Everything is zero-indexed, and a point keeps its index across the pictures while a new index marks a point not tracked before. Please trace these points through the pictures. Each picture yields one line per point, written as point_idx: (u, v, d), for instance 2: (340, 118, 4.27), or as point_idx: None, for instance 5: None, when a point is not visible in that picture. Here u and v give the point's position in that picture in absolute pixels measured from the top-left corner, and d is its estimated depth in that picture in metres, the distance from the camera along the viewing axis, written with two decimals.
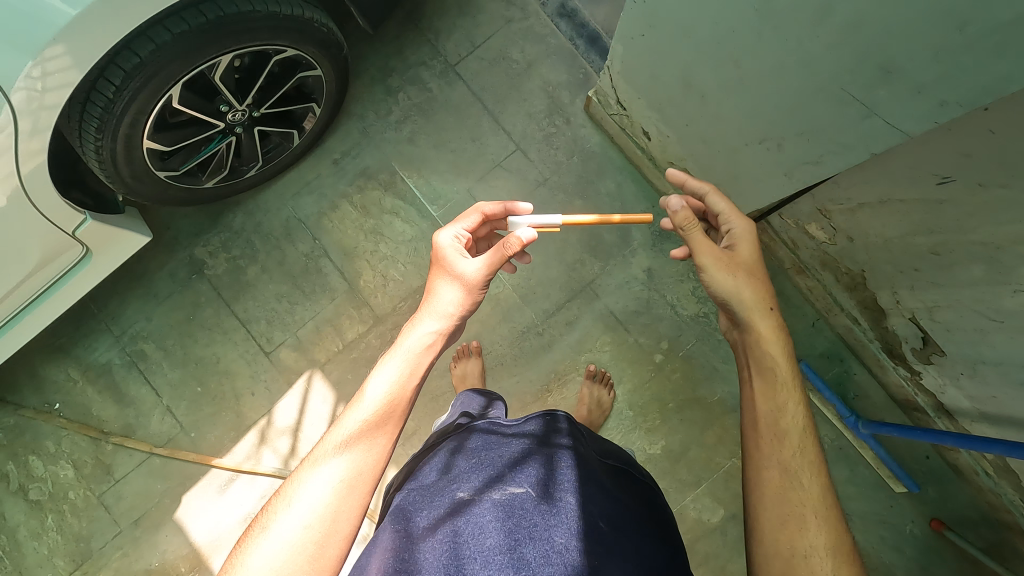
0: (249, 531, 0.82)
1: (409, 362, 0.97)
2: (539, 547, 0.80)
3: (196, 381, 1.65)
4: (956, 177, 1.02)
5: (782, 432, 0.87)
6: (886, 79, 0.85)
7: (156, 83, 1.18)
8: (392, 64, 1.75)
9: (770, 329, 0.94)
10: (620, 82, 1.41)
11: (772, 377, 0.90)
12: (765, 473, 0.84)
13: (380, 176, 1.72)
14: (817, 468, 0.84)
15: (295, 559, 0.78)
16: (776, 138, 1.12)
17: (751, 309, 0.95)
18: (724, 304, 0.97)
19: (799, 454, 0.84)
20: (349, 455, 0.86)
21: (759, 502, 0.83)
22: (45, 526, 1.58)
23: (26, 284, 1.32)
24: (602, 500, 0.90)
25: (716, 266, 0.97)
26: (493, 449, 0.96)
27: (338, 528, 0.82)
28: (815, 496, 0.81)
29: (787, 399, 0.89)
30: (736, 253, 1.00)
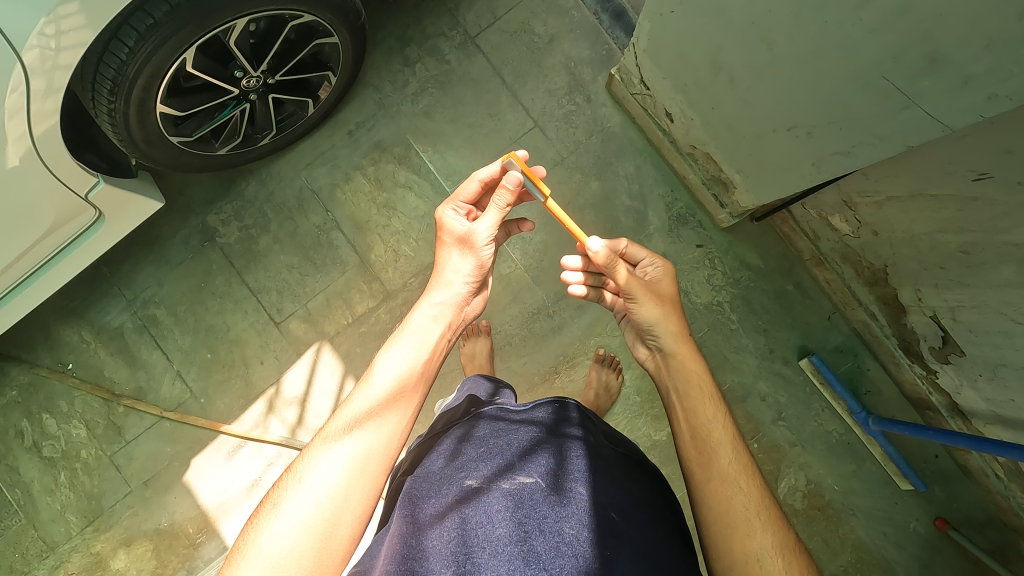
0: (261, 509, 0.85)
1: (418, 343, 1.02)
2: (550, 540, 0.80)
3: (206, 348, 1.66)
4: (995, 174, 0.97)
5: (716, 445, 0.94)
6: (931, 69, 0.80)
7: (170, 45, 1.15)
8: (411, 33, 1.71)
9: (692, 351, 1.05)
10: (646, 61, 1.37)
11: (700, 394, 0.99)
12: (708, 486, 0.91)
13: (394, 150, 1.69)
14: (751, 472, 0.92)
15: (308, 539, 0.81)
16: (807, 125, 1.08)
17: (674, 338, 1.06)
18: (649, 331, 1.08)
19: (734, 465, 0.92)
20: (365, 438, 0.90)
21: (705, 515, 0.89)
22: (58, 483, 1.61)
23: (41, 245, 1.32)
24: (613, 490, 0.89)
25: (646, 301, 1.08)
26: (503, 437, 0.97)
27: (349, 509, 0.85)
28: (758, 502, 0.89)
29: (713, 413, 0.97)
30: (658, 285, 1.12)
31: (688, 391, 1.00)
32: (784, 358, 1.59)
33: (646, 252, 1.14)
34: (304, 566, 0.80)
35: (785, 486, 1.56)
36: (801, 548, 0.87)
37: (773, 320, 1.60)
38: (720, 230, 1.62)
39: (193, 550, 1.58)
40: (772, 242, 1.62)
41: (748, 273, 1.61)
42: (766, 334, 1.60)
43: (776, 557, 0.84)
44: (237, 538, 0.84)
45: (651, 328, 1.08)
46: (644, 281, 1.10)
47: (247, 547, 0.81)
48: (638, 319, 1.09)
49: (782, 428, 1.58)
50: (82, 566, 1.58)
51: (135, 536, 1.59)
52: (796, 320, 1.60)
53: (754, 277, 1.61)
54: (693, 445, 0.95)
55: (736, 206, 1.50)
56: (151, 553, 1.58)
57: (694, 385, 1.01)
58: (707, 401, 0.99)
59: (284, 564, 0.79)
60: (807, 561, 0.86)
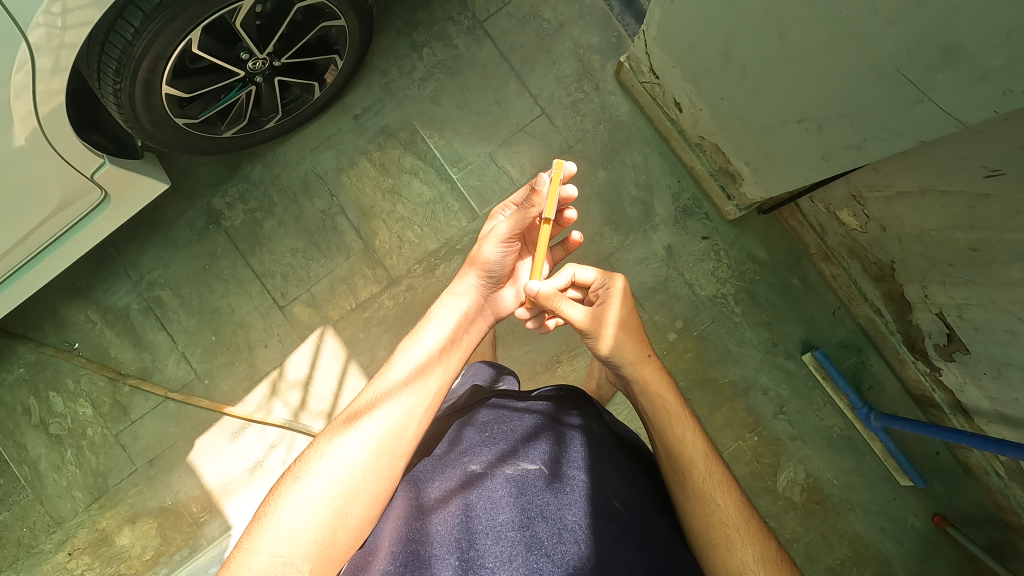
0: (281, 483, 0.87)
1: (445, 334, 1.05)
2: (552, 527, 0.81)
3: (211, 330, 1.67)
4: (1007, 171, 0.96)
5: (689, 462, 0.94)
6: (946, 63, 0.79)
7: (176, 26, 1.15)
8: (418, 17, 1.69)
9: (651, 371, 1.03)
10: (656, 49, 1.35)
11: (668, 416, 0.98)
12: (686, 504, 0.92)
13: (400, 135, 1.68)
14: (727, 487, 0.93)
15: (326, 513, 0.82)
16: (818, 118, 1.06)
17: (634, 364, 1.03)
18: (609, 364, 1.05)
19: (709, 482, 0.93)
20: (388, 419, 0.92)
21: (687, 532, 0.92)
22: (64, 460, 1.64)
23: (47, 225, 1.32)
24: (616, 479, 0.90)
25: (606, 336, 1.04)
26: (506, 423, 0.97)
27: (366, 488, 0.86)
28: (736, 515, 0.91)
29: (683, 431, 0.96)
30: (607, 309, 1.07)
31: (656, 413, 0.99)
32: (788, 352, 1.59)
33: (608, 277, 1.11)
34: (320, 540, 0.81)
35: (784, 479, 1.56)
36: (783, 555, 0.90)
37: (777, 314, 1.59)
38: (727, 222, 1.61)
39: (196, 529, 1.60)
40: (779, 236, 1.61)
41: (754, 266, 1.60)
42: (770, 327, 1.59)
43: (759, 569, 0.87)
44: (258, 509, 0.85)
45: (608, 358, 1.04)
46: (587, 313, 1.07)
47: (267, 518, 0.83)
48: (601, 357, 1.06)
49: (783, 422, 1.58)
50: (88, 542, 1.61)
51: (139, 513, 1.61)
52: (800, 314, 1.59)
53: (759, 270, 1.60)
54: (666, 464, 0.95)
55: (743, 198, 1.49)
56: (155, 530, 1.61)
57: (660, 406, 0.99)
58: (675, 420, 0.97)
59: (301, 537, 0.80)
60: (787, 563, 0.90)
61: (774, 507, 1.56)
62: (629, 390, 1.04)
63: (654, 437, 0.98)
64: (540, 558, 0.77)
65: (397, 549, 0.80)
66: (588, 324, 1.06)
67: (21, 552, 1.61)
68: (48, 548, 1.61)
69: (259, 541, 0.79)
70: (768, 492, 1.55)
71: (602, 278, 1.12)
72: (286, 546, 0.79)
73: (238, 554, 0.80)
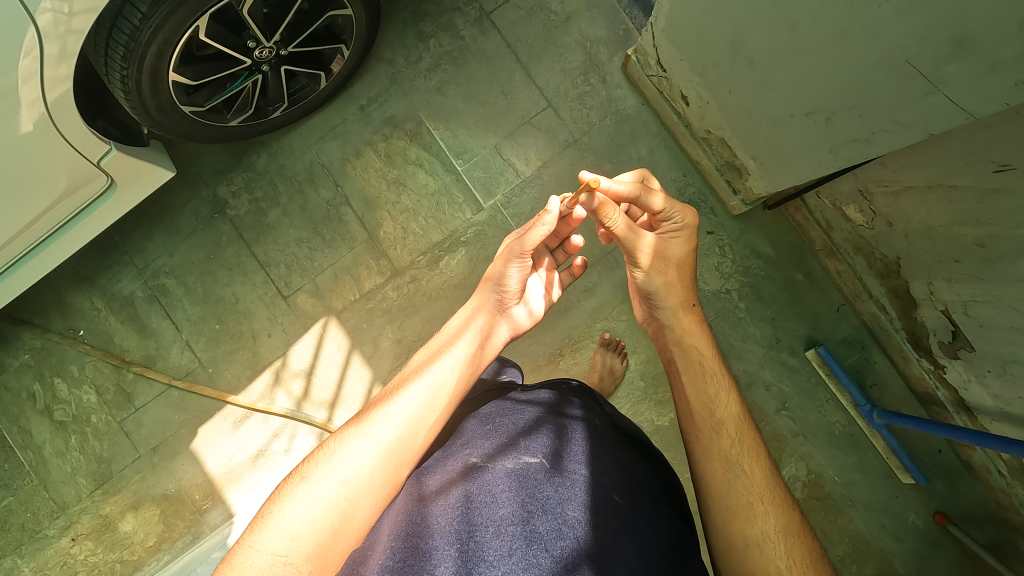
0: (286, 483, 0.85)
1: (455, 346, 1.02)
2: (552, 521, 0.81)
3: (214, 318, 1.67)
4: (1016, 166, 0.96)
5: (717, 423, 0.98)
6: (956, 55, 0.78)
7: (183, 12, 1.14)
8: (426, 8, 1.68)
9: (692, 321, 1.07)
10: (664, 42, 1.34)
11: (703, 375, 1.02)
12: (708, 466, 0.95)
13: (406, 126, 1.68)
14: (753, 452, 0.96)
15: (329, 515, 0.81)
16: (826, 111, 1.06)
17: (676, 310, 1.07)
18: (651, 298, 1.08)
19: (735, 444, 0.96)
20: (397, 424, 0.90)
21: (707, 496, 0.94)
22: (68, 446, 1.65)
23: (53, 212, 1.33)
24: (617, 472, 0.90)
25: (646, 263, 1.05)
26: (508, 416, 0.98)
27: (370, 493, 0.84)
28: (761, 482, 0.93)
29: (717, 391, 1.01)
30: (670, 238, 1.06)
31: (688, 366, 1.03)
32: (791, 349, 1.59)
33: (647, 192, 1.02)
34: (321, 542, 0.79)
35: (786, 476, 1.56)
36: (806, 530, 0.90)
37: (782, 310, 1.59)
38: (732, 217, 1.60)
39: (199, 516, 1.61)
40: (784, 231, 1.60)
41: (758, 261, 1.60)
42: (774, 323, 1.59)
43: (778, 541, 0.87)
44: (261, 507, 0.84)
45: (652, 290, 1.06)
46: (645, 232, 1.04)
47: (269, 518, 0.81)
48: (641, 286, 1.07)
49: (785, 418, 1.58)
50: (91, 527, 1.62)
51: (143, 500, 1.62)
52: (805, 310, 1.59)
53: (764, 266, 1.60)
54: (694, 423, 0.99)
55: (749, 192, 1.48)
56: (158, 517, 1.62)
57: (696, 360, 1.03)
58: (709, 378, 1.02)
59: (303, 537, 0.79)
60: (810, 540, 0.90)
61: None
62: (664, 338, 1.08)
63: (684, 396, 1.02)
64: (539, 552, 0.77)
65: (396, 544, 0.79)
66: (632, 237, 1.02)
67: (25, 537, 1.62)
68: (52, 533, 1.62)
69: (261, 538, 0.78)
70: None
71: (638, 186, 1.02)
72: (288, 545, 0.78)
73: (239, 553, 0.78)
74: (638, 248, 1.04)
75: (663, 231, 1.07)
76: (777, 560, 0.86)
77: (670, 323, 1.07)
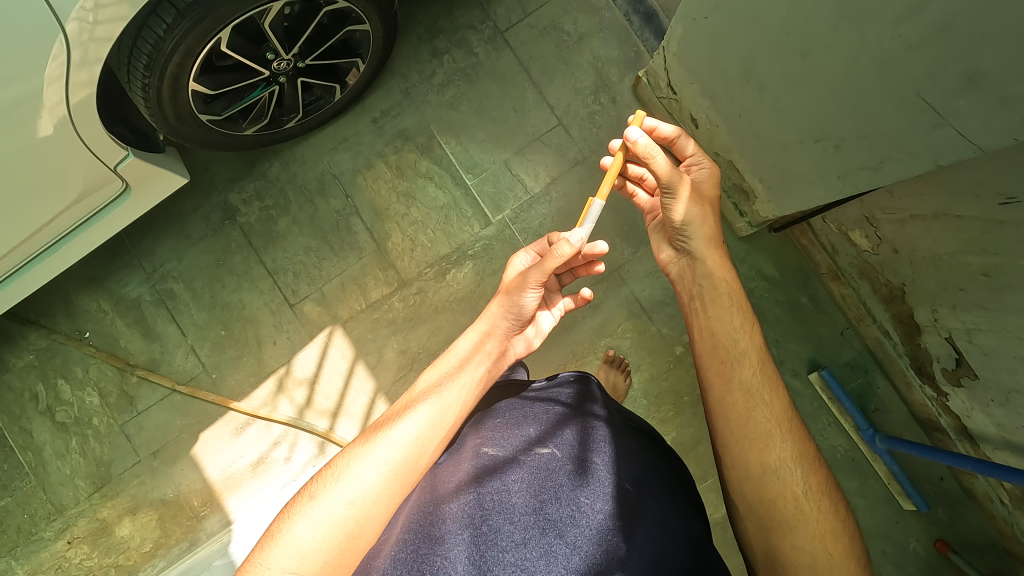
0: (292, 503, 0.85)
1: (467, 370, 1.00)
2: (565, 508, 0.82)
3: (221, 324, 1.68)
4: (1021, 200, 0.97)
5: (740, 354, 0.99)
6: (964, 91, 0.80)
7: (207, 24, 1.16)
8: (441, 24, 1.71)
9: (713, 255, 1.06)
10: (675, 65, 1.37)
11: (730, 302, 1.03)
12: (729, 396, 0.96)
13: (417, 139, 1.70)
14: (772, 382, 0.97)
15: (336, 535, 0.81)
16: (835, 138, 1.08)
17: (706, 242, 1.06)
18: (682, 231, 1.06)
19: (754, 370, 0.97)
20: (403, 444, 0.89)
21: (725, 426, 0.95)
22: (69, 448, 1.64)
23: (66, 214, 1.34)
24: (629, 464, 0.91)
25: (685, 197, 1.05)
26: (520, 410, 0.98)
27: (377, 512, 0.84)
28: (780, 410, 0.95)
29: (741, 323, 1.01)
30: (699, 175, 1.10)
31: (714, 297, 1.04)
32: (794, 371, 1.59)
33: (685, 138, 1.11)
34: (329, 560, 0.79)
35: None
36: (819, 458, 0.94)
37: (785, 332, 1.60)
38: (738, 238, 1.62)
39: (196, 523, 1.61)
40: (789, 254, 1.62)
41: (763, 282, 1.61)
42: (777, 344, 1.60)
43: (793, 467, 0.90)
44: (268, 526, 0.84)
45: (688, 231, 1.06)
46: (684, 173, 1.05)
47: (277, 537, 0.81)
48: (673, 217, 1.06)
49: None
50: (88, 531, 1.61)
51: (140, 504, 1.62)
52: (808, 333, 1.60)
53: (769, 287, 1.61)
54: (716, 354, 1.00)
55: (755, 215, 1.50)
56: (156, 522, 1.61)
57: (723, 294, 1.04)
58: (734, 310, 1.02)
59: (313, 556, 0.79)
60: (822, 468, 0.93)
61: None
62: (693, 277, 1.07)
63: (710, 324, 1.02)
64: (554, 539, 0.79)
65: (410, 537, 0.81)
66: (675, 176, 1.03)
67: (20, 539, 1.62)
68: (48, 536, 1.61)
69: (270, 556, 0.78)
70: None
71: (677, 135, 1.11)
72: (298, 563, 0.78)
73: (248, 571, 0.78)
74: (680, 183, 1.04)
75: (692, 175, 1.11)
76: (792, 485, 0.89)
77: (699, 257, 1.07)
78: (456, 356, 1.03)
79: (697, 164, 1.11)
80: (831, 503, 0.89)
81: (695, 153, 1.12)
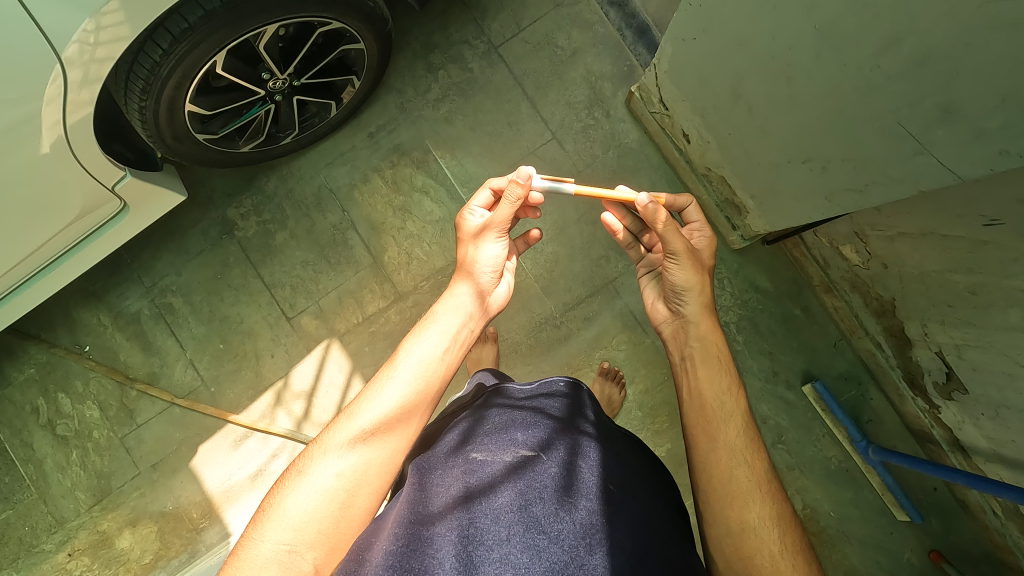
0: (285, 477, 0.88)
1: (447, 336, 1.00)
2: (550, 508, 0.82)
3: (219, 338, 1.69)
4: (1005, 221, 0.98)
5: (726, 415, 0.99)
6: (943, 120, 0.82)
7: (203, 48, 1.18)
8: (436, 40, 1.73)
9: (705, 318, 1.07)
10: (666, 82, 1.38)
11: (719, 365, 1.03)
12: (713, 454, 0.95)
13: (413, 154, 1.72)
14: (755, 445, 0.97)
15: (328, 505, 0.84)
16: (822, 159, 1.09)
17: (702, 310, 1.07)
18: (679, 295, 1.08)
19: (738, 432, 0.97)
20: (388, 417, 0.91)
21: (708, 482, 0.94)
22: (69, 461, 1.66)
23: (65, 233, 1.36)
24: (612, 463, 0.92)
25: (687, 264, 1.05)
26: (508, 413, 0.98)
27: (369, 481, 0.87)
28: (761, 471, 0.95)
29: (728, 384, 1.02)
30: (700, 240, 1.14)
31: (704, 359, 1.04)
32: (788, 382, 1.60)
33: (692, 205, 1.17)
34: (323, 530, 0.82)
35: None
36: (795, 519, 0.94)
37: (779, 344, 1.61)
38: (731, 251, 1.63)
39: (195, 535, 1.62)
40: (782, 266, 1.63)
41: (757, 295, 1.62)
42: (771, 356, 1.61)
43: (771, 527, 0.90)
44: (264, 498, 0.87)
45: (686, 295, 1.07)
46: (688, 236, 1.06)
47: (271, 510, 0.84)
48: (671, 279, 1.07)
49: (781, 451, 1.59)
50: (88, 543, 1.63)
51: (140, 517, 1.64)
52: (802, 344, 1.61)
53: (762, 300, 1.62)
54: (702, 413, 0.99)
55: (747, 229, 1.51)
56: (155, 534, 1.63)
57: (714, 356, 1.04)
58: (722, 372, 1.03)
59: (305, 526, 0.81)
60: (798, 529, 0.93)
61: None
62: (685, 339, 1.08)
63: (699, 384, 1.02)
64: (538, 535, 0.78)
65: (399, 530, 0.80)
66: (681, 244, 1.04)
67: (22, 551, 1.63)
68: (49, 548, 1.63)
69: (265, 529, 0.81)
70: None
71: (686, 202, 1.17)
72: (291, 535, 0.80)
73: (245, 542, 0.81)
74: (682, 247, 1.05)
75: (695, 241, 1.15)
76: (769, 544, 0.89)
77: (692, 320, 1.07)
78: (444, 334, 1.01)
79: (700, 233, 1.15)
80: (805, 561, 0.89)
81: (699, 222, 1.16)
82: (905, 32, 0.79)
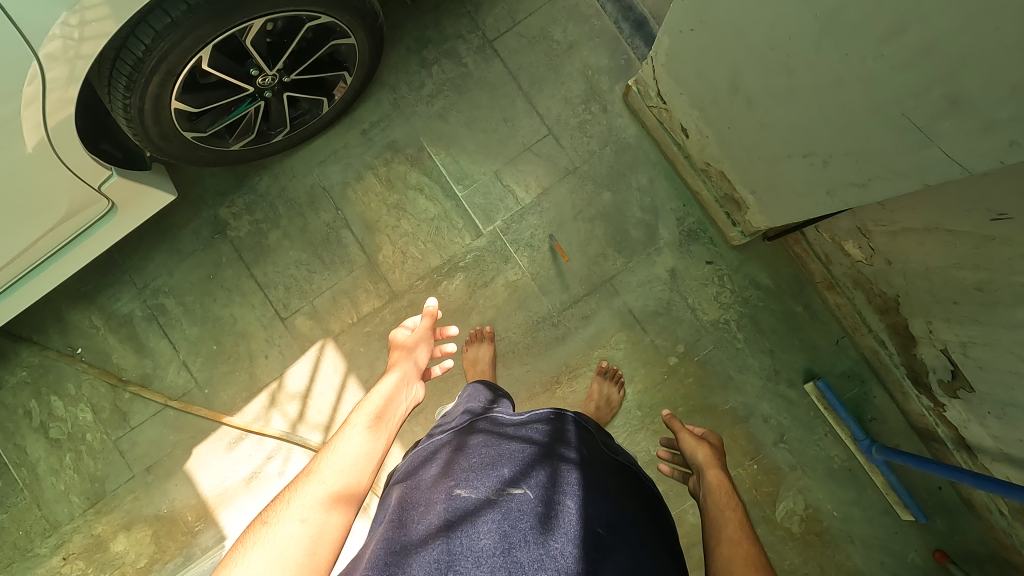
0: (245, 536, 0.85)
1: (389, 403, 1.11)
2: (534, 553, 0.79)
3: (212, 339, 1.67)
4: (1013, 216, 0.95)
5: (716, 498, 1.10)
6: (949, 111, 0.79)
7: (187, 43, 1.16)
8: (429, 35, 1.70)
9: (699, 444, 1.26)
10: (663, 75, 1.35)
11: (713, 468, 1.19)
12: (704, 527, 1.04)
13: (407, 151, 1.69)
14: (738, 514, 1.04)
15: (293, 555, 0.81)
16: (823, 153, 1.06)
17: (698, 458, 1.22)
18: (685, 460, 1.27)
19: (724, 507, 1.07)
20: (345, 469, 0.95)
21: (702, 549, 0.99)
22: (63, 464, 1.64)
23: (52, 235, 1.34)
24: (602, 506, 0.90)
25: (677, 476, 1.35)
26: (495, 448, 0.96)
27: (332, 529, 0.86)
28: (741, 530, 0.98)
29: (720, 479, 1.15)
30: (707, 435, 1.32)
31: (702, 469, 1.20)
32: (789, 381, 1.57)
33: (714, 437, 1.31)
34: None
35: (783, 509, 1.54)
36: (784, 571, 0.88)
37: (781, 342, 1.58)
38: (732, 247, 1.61)
39: (190, 538, 1.60)
40: (783, 263, 1.60)
41: (758, 292, 1.60)
42: (772, 354, 1.58)
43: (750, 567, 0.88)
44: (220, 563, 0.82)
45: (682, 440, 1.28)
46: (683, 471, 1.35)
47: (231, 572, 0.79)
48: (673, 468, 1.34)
49: (783, 451, 1.56)
50: (82, 547, 1.61)
51: (135, 520, 1.62)
52: (803, 343, 1.58)
53: (763, 297, 1.59)
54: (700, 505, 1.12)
55: (748, 225, 1.48)
56: (150, 538, 1.61)
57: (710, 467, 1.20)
58: (715, 471, 1.17)
59: None
60: None
61: (772, 537, 1.54)
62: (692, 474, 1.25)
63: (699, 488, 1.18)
64: None
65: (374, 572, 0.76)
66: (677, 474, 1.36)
67: (15, 555, 1.61)
68: (43, 552, 1.61)
69: None
70: (767, 522, 1.54)
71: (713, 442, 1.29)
72: None
73: None
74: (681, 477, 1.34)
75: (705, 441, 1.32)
76: None
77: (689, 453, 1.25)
78: (382, 396, 1.13)
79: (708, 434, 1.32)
80: None
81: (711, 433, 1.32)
82: (909, 19, 0.75)
